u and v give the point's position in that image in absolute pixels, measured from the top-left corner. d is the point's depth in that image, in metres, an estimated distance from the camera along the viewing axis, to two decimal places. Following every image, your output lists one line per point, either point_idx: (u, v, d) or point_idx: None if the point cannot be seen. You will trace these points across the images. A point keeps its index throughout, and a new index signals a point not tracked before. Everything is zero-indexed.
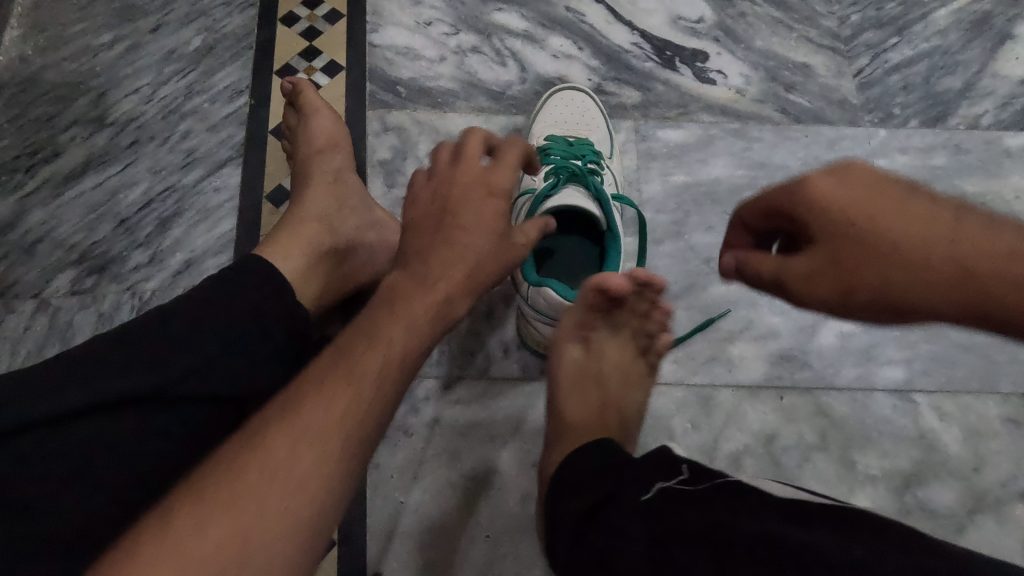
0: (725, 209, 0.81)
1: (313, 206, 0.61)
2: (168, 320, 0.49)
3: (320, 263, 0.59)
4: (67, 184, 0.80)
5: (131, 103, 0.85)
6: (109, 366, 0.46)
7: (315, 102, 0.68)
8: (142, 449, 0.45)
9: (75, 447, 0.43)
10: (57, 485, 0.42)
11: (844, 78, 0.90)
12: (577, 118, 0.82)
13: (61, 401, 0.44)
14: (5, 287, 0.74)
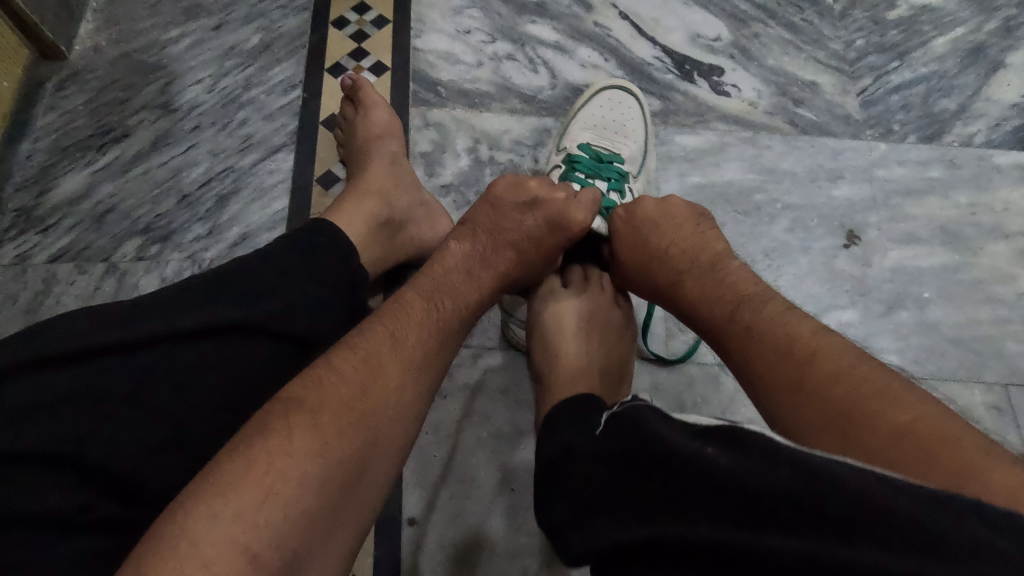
0: (737, 208, 0.88)
1: (373, 182, 0.69)
2: (260, 266, 0.55)
3: (377, 231, 0.67)
4: (135, 162, 0.87)
5: (194, 92, 0.93)
6: (206, 299, 0.51)
7: (371, 95, 0.77)
8: (242, 371, 0.49)
9: (183, 364, 0.47)
10: (166, 397, 0.46)
11: (848, 95, 0.97)
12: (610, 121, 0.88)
13: (166, 324, 0.48)
14: (77, 251, 0.81)
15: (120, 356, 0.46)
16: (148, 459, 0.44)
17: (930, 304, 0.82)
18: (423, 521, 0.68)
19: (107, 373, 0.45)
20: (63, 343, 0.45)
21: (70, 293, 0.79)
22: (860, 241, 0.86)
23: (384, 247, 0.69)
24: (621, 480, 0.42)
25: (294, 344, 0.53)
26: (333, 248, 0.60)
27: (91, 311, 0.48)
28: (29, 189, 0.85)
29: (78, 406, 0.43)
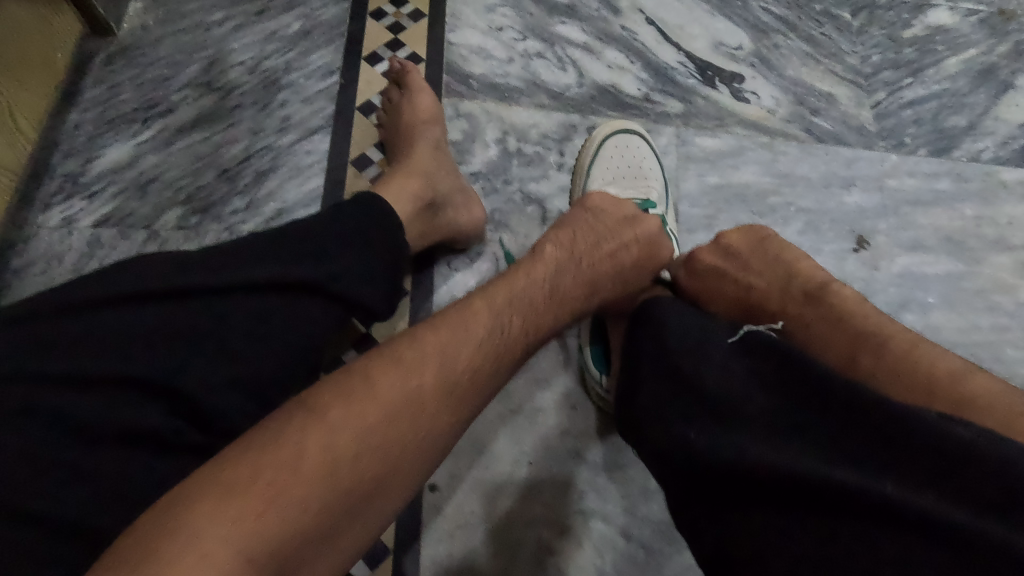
0: (752, 209, 0.92)
1: (417, 165, 0.75)
2: (323, 228, 0.60)
3: (420, 211, 0.72)
4: (178, 136, 0.91)
5: (236, 73, 0.97)
6: (270, 257, 0.56)
7: (419, 83, 0.85)
8: (300, 323, 0.55)
9: (253, 312, 0.53)
10: (240, 339, 0.52)
11: (863, 108, 1.01)
12: (627, 174, 0.89)
13: (237, 275, 0.53)
14: (120, 217, 0.84)
15: (198, 300, 0.52)
16: (217, 393, 0.49)
17: (934, 309, 0.86)
18: (443, 487, 0.71)
19: (186, 314, 0.51)
20: (150, 283, 0.51)
21: (112, 257, 0.82)
22: (869, 245, 0.89)
23: (424, 225, 0.74)
24: (742, 384, 0.48)
25: (344, 307, 0.59)
26: (387, 220, 0.65)
27: (172, 256, 0.54)
28: (76, 156, 0.88)
29: (161, 340, 0.49)
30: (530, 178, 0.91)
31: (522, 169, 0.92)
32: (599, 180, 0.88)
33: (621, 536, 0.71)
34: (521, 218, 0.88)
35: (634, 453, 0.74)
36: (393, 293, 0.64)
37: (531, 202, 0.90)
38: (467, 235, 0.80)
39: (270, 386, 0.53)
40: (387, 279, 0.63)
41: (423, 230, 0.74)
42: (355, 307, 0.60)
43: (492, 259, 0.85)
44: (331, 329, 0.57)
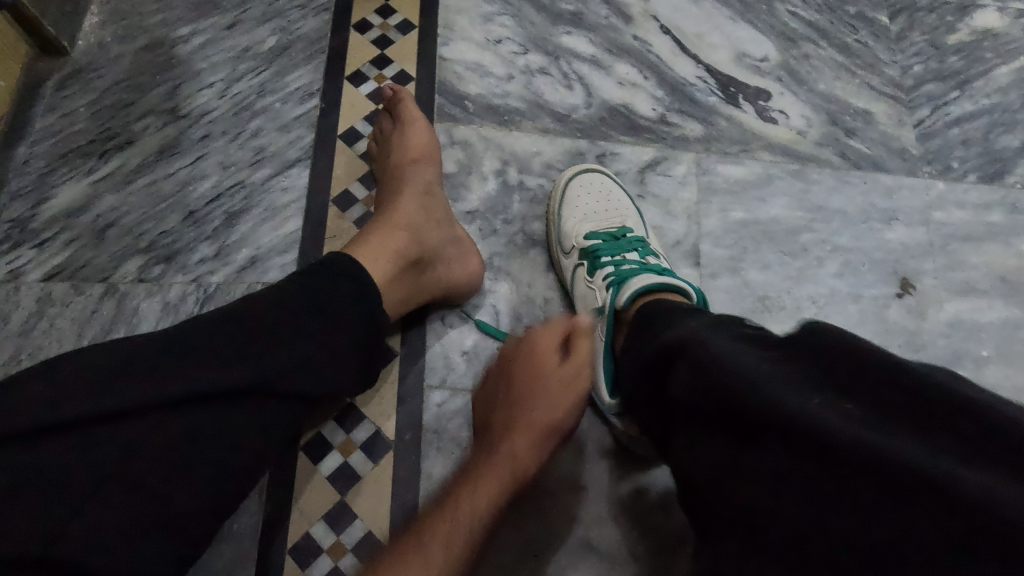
0: (783, 249, 0.82)
1: (403, 216, 0.67)
2: (273, 315, 0.52)
3: (402, 271, 0.65)
4: (139, 173, 0.81)
5: (205, 97, 0.87)
6: (198, 357, 0.47)
7: (412, 113, 0.75)
8: (243, 437, 0.48)
9: (188, 434, 0.45)
10: (169, 470, 0.44)
11: (904, 127, 0.91)
12: (599, 208, 0.79)
13: (152, 390, 0.45)
14: (74, 269, 0.75)
15: (101, 428, 0.43)
16: (125, 546, 0.42)
17: (988, 364, 0.77)
18: None
19: (87, 447, 0.42)
20: (38, 413, 0.42)
21: (65, 316, 0.73)
22: (914, 290, 0.80)
23: (407, 287, 0.66)
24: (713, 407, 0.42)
25: (290, 407, 0.51)
26: (353, 295, 0.57)
27: (70, 368, 0.45)
28: (26, 197, 0.79)
29: (52, 489, 0.41)
30: (534, 215, 0.82)
31: (524, 206, 0.82)
32: (573, 219, 0.78)
33: None
34: (524, 263, 0.78)
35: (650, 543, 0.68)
36: (351, 379, 0.57)
37: (535, 244, 0.80)
38: (459, 291, 0.72)
39: (198, 519, 0.46)
40: (344, 367, 0.55)
41: (407, 292, 0.67)
42: (306, 402, 0.53)
43: (491, 313, 0.75)
44: (273, 437, 0.50)
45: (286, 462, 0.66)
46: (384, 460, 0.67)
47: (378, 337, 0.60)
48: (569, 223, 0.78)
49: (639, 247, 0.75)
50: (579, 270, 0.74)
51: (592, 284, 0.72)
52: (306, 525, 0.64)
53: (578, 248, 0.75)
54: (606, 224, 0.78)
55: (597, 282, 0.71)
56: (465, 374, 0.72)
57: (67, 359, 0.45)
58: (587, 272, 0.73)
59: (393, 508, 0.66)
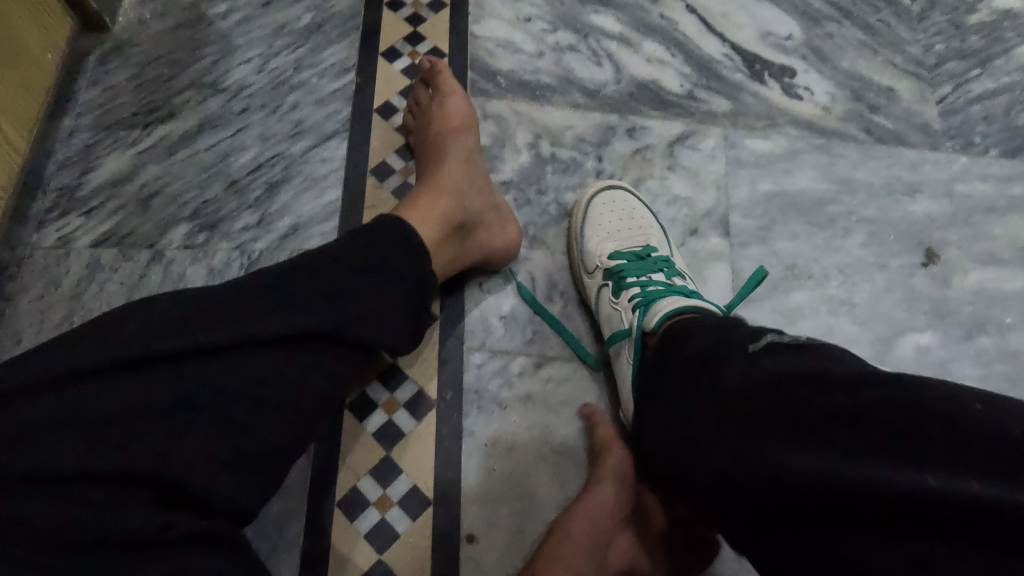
0: (810, 219, 0.84)
1: (447, 183, 0.69)
2: (331, 265, 0.54)
3: (448, 236, 0.66)
4: (181, 145, 0.83)
5: (243, 72, 0.88)
6: (270, 305, 0.49)
7: (450, 84, 0.77)
8: (304, 379, 0.49)
9: (253, 372, 0.47)
10: (237, 405, 0.46)
11: (927, 103, 0.93)
12: (622, 226, 0.76)
13: (232, 332, 0.47)
14: (121, 236, 0.77)
15: (189, 365, 0.45)
16: (216, 475, 0.44)
17: (1012, 330, 0.79)
18: (482, 537, 0.65)
19: (176, 382, 0.44)
20: (131, 350, 0.44)
21: (114, 280, 0.75)
22: (939, 259, 0.82)
23: (452, 251, 0.68)
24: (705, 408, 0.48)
25: (353, 356, 0.53)
26: (405, 250, 0.59)
27: (154, 312, 0.47)
28: (72, 167, 0.81)
29: (149, 417, 0.43)
30: (566, 187, 0.84)
31: (557, 177, 0.84)
32: (595, 238, 0.76)
33: None
34: (559, 232, 0.80)
35: None
36: (404, 332, 0.58)
37: (568, 214, 0.82)
38: (500, 258, 0.74)
39: (275, 456, 0.48)
40: (401, 320, 0.57)
41: (451, 257, 0.69)
42: (364, 351, 0.54)
43: (528, 279, 0.77)
44: (341, 383, 0.52)
45: (332, 419, 0.68)
46: (426, 417, 0.69)
47: (427, 296, 0.61)
48: (591, 242, 0.76)
49: (666, 266, 0.72)
50: (603, 291, 0.72)
51: (617, 307, 0.70)
52: (353, 478, 0.66)
53: (601, 268, 0.74)
54: (629, 243, 0.75)
55: (622, 304, 0.69)
56: (503, 337, 0.74)
57: (139, 305, 0.47)
58: (611, 293, 0.71)
59: (437, 463, 0.67)
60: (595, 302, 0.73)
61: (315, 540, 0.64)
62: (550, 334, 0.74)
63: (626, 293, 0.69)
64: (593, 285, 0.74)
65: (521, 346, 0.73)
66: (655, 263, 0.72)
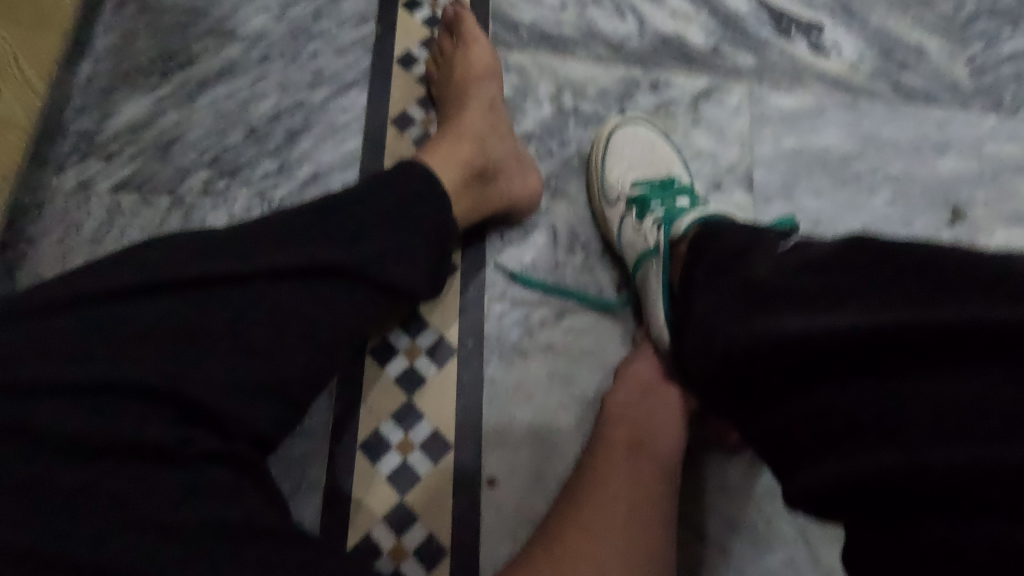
0: (835, 176, 0.83)
1: (468, 129, 0.67)
2: (352, 203, 0.53)
3: (469, 181, 0.65)
4: (200, 92, 0.82)
5: (262, 20, 0.87)
6: (292, 237, 0.49)
7: (474, 33, 0.76)
8: (325, 312, 0.48)
9: (275, 300, 0.47)
10: (260, 330, 0.46)
11: (957, 62, 0.91)
12: (647, 156, 0.77)
13: (252, 263, 0.47)
14: (141, 182, 0.77)
15: (209, 292, 0.45)
16: (232, 397, 0.43)
17: None
18: (503, 482, 0.65)
19: (198, 307, 0.44)
20: (154, 275, 0.44)
21: (135, 225, 0.75)
22: (965, 218, 0.81)
23: (473, 199, 0.66)
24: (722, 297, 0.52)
25: (376, 293, 0.52)
26: (423, 193, 0.58)
27: (178, 243, 0.47)
28: (91, 112, 0.80)
29: (170, 339, 0.43)
30: (588, 140, 0.83)
31: (579, 130, 0.83)
32: (619, 169, 0.76)
33: (695, 536, 0.66)
34: (581, 185, 0.79)
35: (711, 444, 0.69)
36: (428, 273, 0.56)
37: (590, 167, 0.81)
38: (522, 209, 0.72)
39: (294, 389, 0.47)
40: (423, 263, 0.55)
41: (473, 205, 0.67)
42: (387, 291, 0.52)
43: (549, 231, 0.76)
44: (361, 320, 0.51)
45: (353, 364, 0.68)
46: (447, 364, 0.69)
47: (449, 242, 0.60)
48: (614, 173, 0.76)
49: (688, 193, 0.73)
50: (627, 217, 0.72)
51: (640, 231, 0.70)
52: (375, 422, 0.67)
53: (624, 197, 0.74)
54: (655, 173, 0.76)
55: (645, 228, 0.70)
56: (525, 288, 0.73)
57: (161, 239, 0.48)
58: (635, 219, 0.72)
59: (458, 409, 0.68)
60: (617, 231, 0.73)
61: (337, 480, 0.64)
62: (571, 285, 0.74)
63: (649, 218, 0.70)
64: (616, 216, 0.74)
65: (543, 296, 0.73)
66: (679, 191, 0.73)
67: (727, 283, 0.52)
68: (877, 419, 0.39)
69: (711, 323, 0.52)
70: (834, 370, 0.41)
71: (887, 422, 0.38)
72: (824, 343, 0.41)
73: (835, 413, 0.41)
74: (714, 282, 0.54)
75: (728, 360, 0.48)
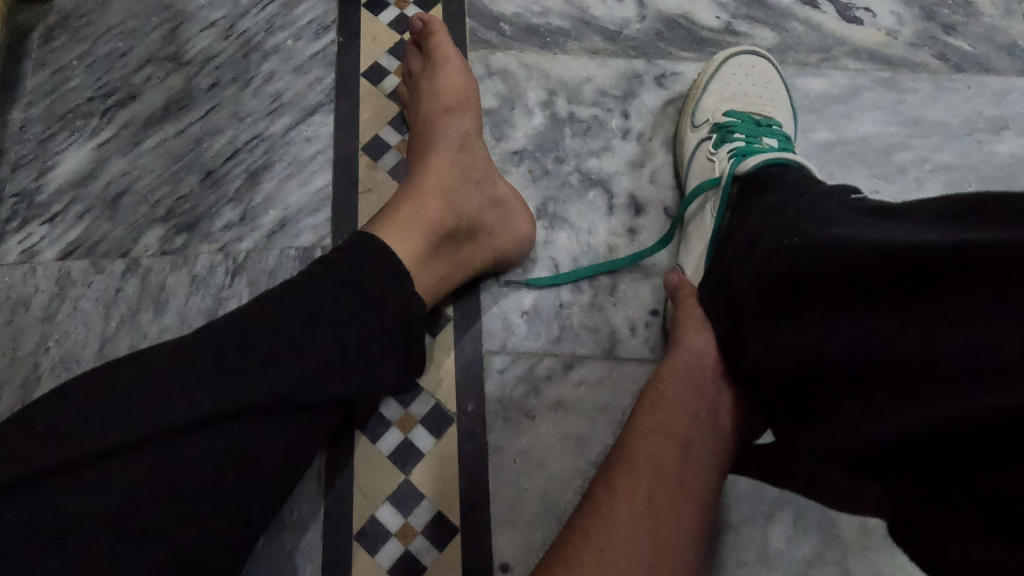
0: (875, 171, 0.72)
1: (436, 181, 0.58)
2: (288, 308, 0.47)
3: (438, 246, 0.57)
4: (145, 132, 0.73)
5: (208, 39, 0.76)
6: (220, 366, 0.43)
7: (444, 49, 0.65)
8: (263, 451, 0.44)
9: (205, 457, 0.41)
10: (188, 492, 0.41)
11: (1014, 17, 0.77)
12: (752, 89, 0.70)
13: (167, 414, 0.41)
14: (90, 245, 0.69)
15: (96, 471, 0.39)
16: None
17: None
18: (517, 566, 0.59)
19: (84, 493, 0.38)
20: (30, 461, 0.38)
21: (88, 296, 0.67)
22: None
23: (444, 264, 0.59)
24: (771, 229, 0.47)
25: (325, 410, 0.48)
26: (378, 277, 0.51)
27: (60, 401, 0.41)
28: (28, 167, 0.71)
29: (58, 542, 0.37)
30: (589, 152, 0.72)
31: (577, 141, 0.72)
32: (715, 95, 0.70)
33: None
34: (583, 209, 0.69)
35: (748, 509, 0.61)
36: (390, 371, 0.51)
37: (592, 185, 0.71)
38: (510, 258, 0.63)
39: (229, 540, 0.43)
40: (370, 364, 0.49)
41: (445, 271, 0.59)
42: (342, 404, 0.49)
43: (549, 266, 0.67)
44: (302, 444, 0.47)
45: (341, 444, 0.61)
46: (445, 435, 0.62)
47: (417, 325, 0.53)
48: (710, 97, 0.70)
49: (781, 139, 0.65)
50: (705, 141, 0.66)
51: (713, 159, 0.64)
52: (370, 508, 0.60)
53: (710, 122, 0.67)
54: (752, 109, 0.68)
55: (719, 156, 0.63)
56: (526, 337, 0.65)
57: (59, 394, 0.41)
58: (713, 144, 0.65)
59: (462, 487, 0.60)
60: (690, 159, 0.67)
61: None
62: (579, 330, 0.65)
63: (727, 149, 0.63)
64: (693, 142, 0.68)
65: (547, 346, 0.65)
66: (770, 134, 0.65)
67: (781, 215, 0.47)
68: (893, 347, 0.34)
69: (755, 251, 0.47)
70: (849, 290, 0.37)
71: (906, 356, 0.33)
72: (855, 266, 0.36)
73: (848, 339, 0.36)
74: (770, 216, 0.48)
75: (763, 282, 0.44)
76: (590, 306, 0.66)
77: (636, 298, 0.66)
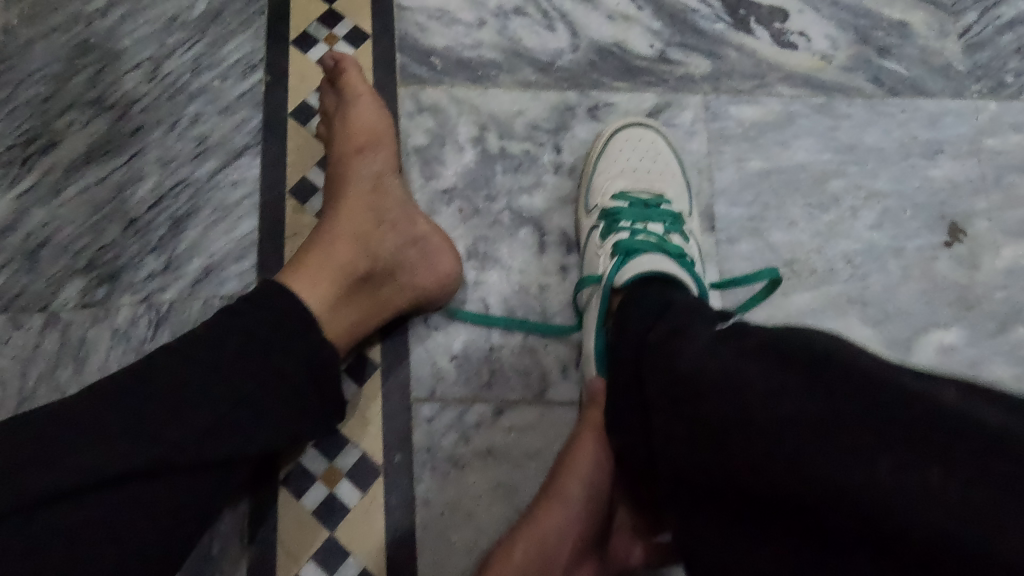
0: (810, 200, 0.71)
1: (346, 227, 0.58)
2: (190, 364, 0.47)
3: (350, 293, 0.56)
4: (67, 180, 0.71)
5: (132, 82, 0.75)
6: (116, 427, 0.43)
7: (356, 85, 0.64)
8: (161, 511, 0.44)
9: (96, 520, 0.41)
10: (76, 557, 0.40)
11: (948, 38, 0.77)
12: (642, 165, 0.69)
13: (57, 475, 0.40)
14: (8, 300, 0.67)
15: None
16: None
17: None
18: None
19: None
20: None
21: (6, 354, 0.65)
22: (964, 236, 0.70)
23: (360, 308, 0.57)
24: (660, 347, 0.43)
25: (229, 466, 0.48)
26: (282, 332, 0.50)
27: None
28: None
29: None
30: (520, 188, 0.71)
31: (508, 178, 0.71)
32: (604, 175, 0.69)
33: None
34: (514, 248, 0.68)
35: None
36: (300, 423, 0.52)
37: (523, 223, 0.69)
38: (433, 296, 0.61)
39: None
40: (272, 414, 0.49)
41: (361, 315, 0.58)
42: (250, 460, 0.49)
43: (479, 308, 0.66)
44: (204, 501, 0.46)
45: (264, 500, 0.60)
46: (371, 488, 0.60)
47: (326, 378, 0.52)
48: (601, 177, 0.69)
49: (667, 219, 0.65)
50: (593, 233, 0.65)
51: (599, 253, 0.63)
52: (294, 567, 0.58)
53: (601, 206, 0.67)
54: (641, 188, 0.68)
55: (605, 250, 0.63)
56: (455, 382, 0.63)
57: None
58: (600, 236, 0.64)
59: (389, 541, 0.59)
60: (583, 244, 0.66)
61: None
62: (510, 373, 0.64)
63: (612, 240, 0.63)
64: (585, 228, 0.67)
65: (477, 392, 0.63)
66: (659, 217, 0.65)
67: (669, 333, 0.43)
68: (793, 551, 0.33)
69: (648, 375, 0.43)
70: (811, 437, 0.33)
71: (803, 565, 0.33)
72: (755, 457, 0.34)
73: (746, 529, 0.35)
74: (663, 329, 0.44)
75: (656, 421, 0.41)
76: (521, 349, 0.65)
77: (568, 339, 0.65)
